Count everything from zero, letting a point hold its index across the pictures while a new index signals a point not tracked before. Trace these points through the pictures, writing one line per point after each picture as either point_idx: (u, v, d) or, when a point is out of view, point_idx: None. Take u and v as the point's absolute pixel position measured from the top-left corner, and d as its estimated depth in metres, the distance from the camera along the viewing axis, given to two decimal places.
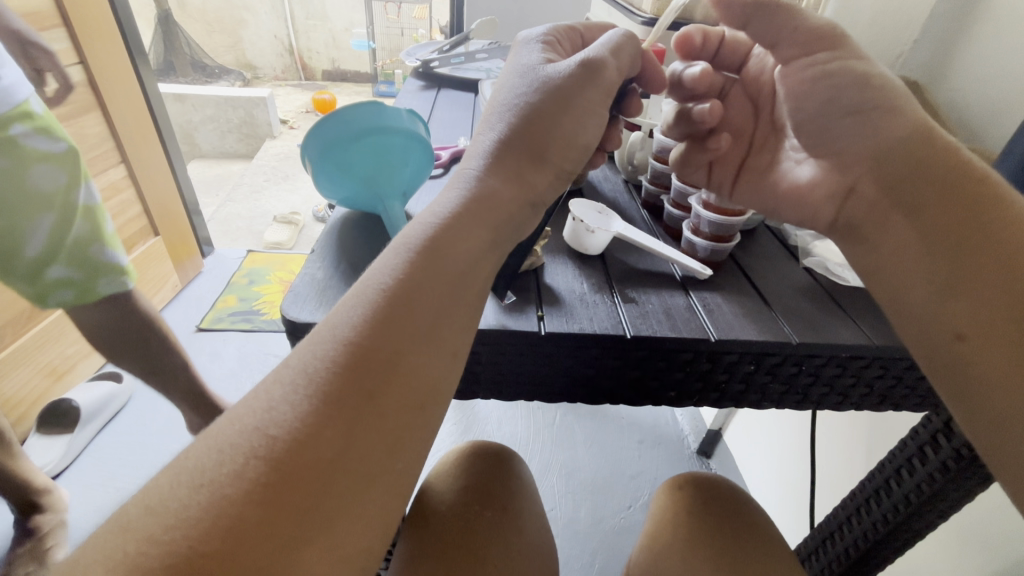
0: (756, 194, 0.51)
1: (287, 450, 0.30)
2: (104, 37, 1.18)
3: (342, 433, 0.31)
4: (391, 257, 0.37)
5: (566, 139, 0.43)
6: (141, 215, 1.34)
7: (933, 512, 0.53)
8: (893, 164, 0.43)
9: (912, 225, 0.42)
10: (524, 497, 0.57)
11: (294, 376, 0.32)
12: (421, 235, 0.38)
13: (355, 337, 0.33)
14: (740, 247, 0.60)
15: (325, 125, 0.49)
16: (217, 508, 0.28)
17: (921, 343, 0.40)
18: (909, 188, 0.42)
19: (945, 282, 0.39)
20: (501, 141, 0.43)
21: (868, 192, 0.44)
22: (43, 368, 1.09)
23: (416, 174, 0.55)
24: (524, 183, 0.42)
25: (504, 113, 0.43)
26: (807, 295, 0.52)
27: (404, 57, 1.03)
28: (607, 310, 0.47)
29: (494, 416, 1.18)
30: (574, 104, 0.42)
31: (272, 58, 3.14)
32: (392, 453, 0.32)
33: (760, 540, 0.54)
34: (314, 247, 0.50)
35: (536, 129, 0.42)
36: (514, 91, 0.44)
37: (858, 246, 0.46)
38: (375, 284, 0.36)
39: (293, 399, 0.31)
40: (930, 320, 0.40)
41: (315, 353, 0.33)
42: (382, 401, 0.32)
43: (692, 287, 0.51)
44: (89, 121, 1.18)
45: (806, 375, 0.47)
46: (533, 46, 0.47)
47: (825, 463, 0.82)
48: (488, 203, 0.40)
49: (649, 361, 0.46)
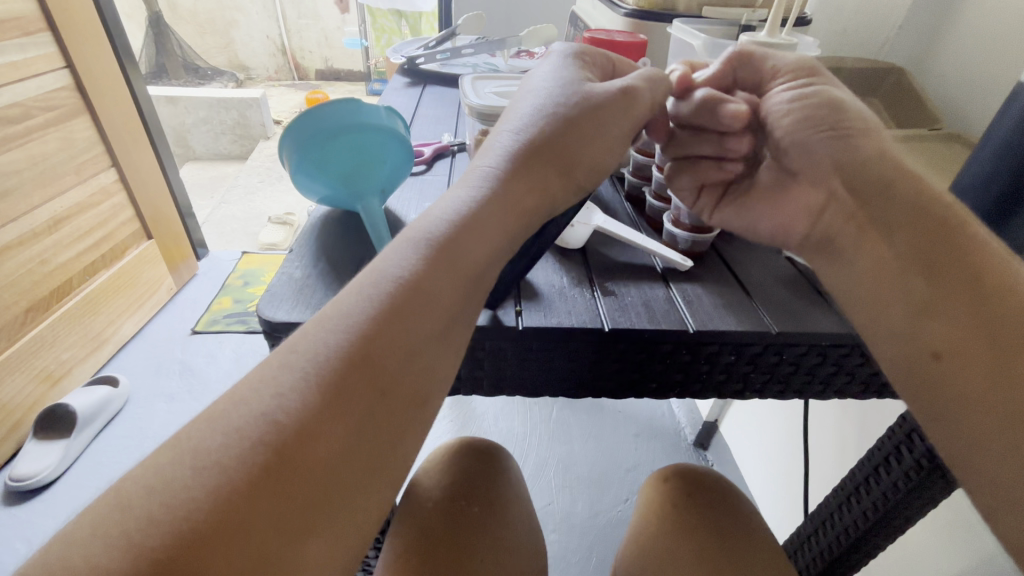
0: (740, 214, 0.46)
1: (293, 442, 0.28)
2: (92, 41, 1.16)
3: (350, 426, 0.29)
4: (408, 252, 0.35)
5: (598, 150, 0.40)
6: (134, 218, 1.32)
7: (922, 498, 0.52)
8: (863, 181, 0.40)
9: (886, 244, 0.40)
10: (506, 493, 0.55)
11: (305, 362, 0.30)
12: (437, 232, 0.36)
13: (368, 328, 0.31)
14: (721, 237, 0.53)
15: (305, 119, 0.47)
16: (219, 497, 0.26)
17: (896, 361, 0.39)
18: (883, 205, 0.40)
19: (922, 301, 0.38)
20: (525, 142, 0.39)
21: (846, 204, 0.42)
22: (38, 374, 1.08)
23: (396, 172, 0.53)
24: (548, 188, 0.39)
25: (525, 120, 0.40)
26: (790, 285, 0.46)
27: (391, 54, 1.01)
28: (585, 303, 0.43)
29: (490, 411, 1.17)
30: (609, 126, 0.40)
31: (264, 59, 3.35)
32: (391, 450, 0.31)
33: (749, 533, 0.52)
34: (292, 246, 0.47)
35: (564, 143, 0.39)
36: (542, 97, 0.41)
37: (831, 263, 0.43)
38: (389, 275, 0.34)
39: (304, 388, 0.29)
40: (907, 338, 0.38)
41: (328, 335, 0.31)
42: (392, 398, 0.31)
43: (673, 279, 0.46)
44: (77, 126, 1.15)
45: (787, 364, 0.43)
46: (574, 66, 0.43)
47: (818, 455, 0.81)
48: (508, 196, 0.38)
49: (629, 353, 0.42)
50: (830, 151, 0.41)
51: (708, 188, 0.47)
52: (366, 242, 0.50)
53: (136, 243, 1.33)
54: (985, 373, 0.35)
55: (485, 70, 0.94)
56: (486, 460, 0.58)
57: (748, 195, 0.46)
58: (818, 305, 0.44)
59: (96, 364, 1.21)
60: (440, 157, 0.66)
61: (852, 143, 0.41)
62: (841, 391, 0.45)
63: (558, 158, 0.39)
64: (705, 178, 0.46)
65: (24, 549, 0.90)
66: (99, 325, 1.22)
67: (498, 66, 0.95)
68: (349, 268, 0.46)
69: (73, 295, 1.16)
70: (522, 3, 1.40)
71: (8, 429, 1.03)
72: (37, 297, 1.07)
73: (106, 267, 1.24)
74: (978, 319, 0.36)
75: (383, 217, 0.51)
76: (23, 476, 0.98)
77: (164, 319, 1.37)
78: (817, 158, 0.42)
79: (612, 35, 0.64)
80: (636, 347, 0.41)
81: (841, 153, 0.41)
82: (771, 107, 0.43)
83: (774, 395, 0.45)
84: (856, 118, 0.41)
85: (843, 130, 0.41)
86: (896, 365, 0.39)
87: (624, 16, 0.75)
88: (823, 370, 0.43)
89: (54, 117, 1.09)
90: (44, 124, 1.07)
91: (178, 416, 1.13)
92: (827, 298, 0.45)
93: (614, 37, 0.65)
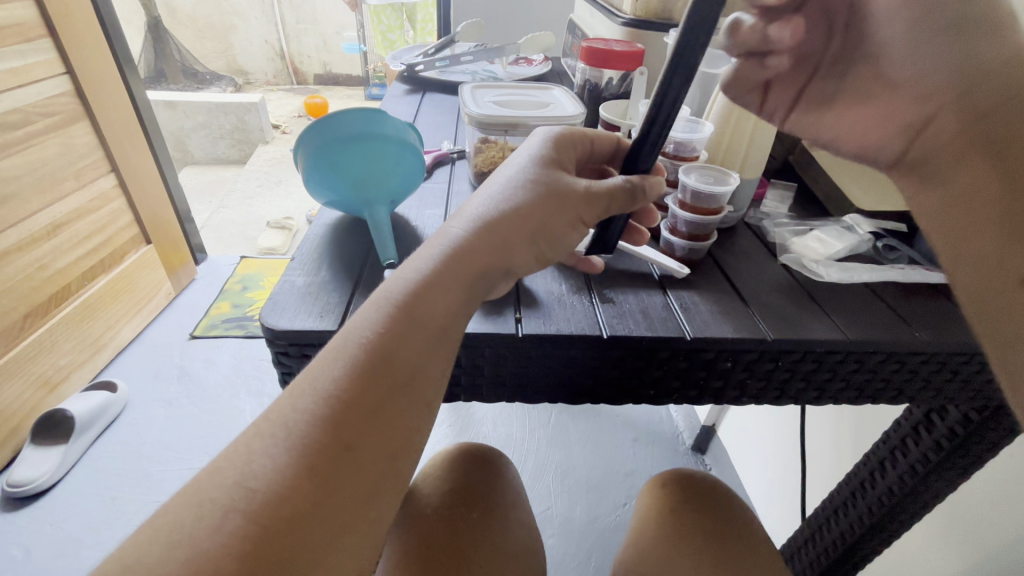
0: (813, 123, 0.46)
1: (267, 507, 0.29)
2: (92, 46, 1.17)
3: (320, 484, 0.30)
4: (371, 314, 0.35)
5: (555, 238, 0.39)
6: (133, 223, 1.32)
7: (917, 502, 0.52)
8: (981, 91, 0.36)
9: (993, 164, 0.36)
10: (506, 498, 0.56)
11: (274, 429, 0.31)
12: (400, 293, 0.35)
13: (333, 392, 0.32)
14: (718, 244, 0.54)
15: (332, 122, 0.49)
16: (194, 563, 0.27)
17: (976, 288, 0.36)
18: (1001, 117, 0.36)
19: (1013, 228, 0.34)
20: (494, 210, 0.38)
21: (947, 124, 0.38)
22: (36, 380, 1.08)
23: (406, 186, 0.53)
24: (508, 255, 0.38)
25: (500, 187, 0.39)
26: (785, 292, 0.47)
27: (390, 60, 1.02)
28: (584, 310, 0.43)
29: (489, 416, 1.17)
30: (574, 208, 0.39)
31: (263, 64, 3.37)
32: (367, 501, 0.31)
33: (745, 539, 0.52)
34: (296, 253, 0.48)
35: (533, 218, 0.38)
36: (518, 169, 0.40)
37: (918, 184, 0.41)
38: (355, 337, 0.34)
39: (278, 455, 0.30)
40: (995, 267, 0.35)
41: (296, 406, 0.32)
42: (360, 451, 0.31)
43: (670, 287, 0.47)
44: (77, 131, 1.15)
45: (783, 371, 0.43)
46: (562, 141, 0.42)
47: (815, 459, 0.81)
48: (464, 263, 0.36)
49: (627, 362, 0.42)
50: (947, 55, 0.37)
51: (775, 94, 0.46)
52: (368, 251, 0.50)
53: (135, 248, 1.33)
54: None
55: (484, 78, 0.95)
56: (484, 465, 0.58)
57: (833, 101, 0.45)
58: (812, 312, 0.44)
59: (94, 369, 1.21)
60: (439, 165, 0.66)
61: (983, 43, 0.36)
62: (836, 397, 0.46)
63: (525, 235, 0.38)
64: (765, 77, 0.45)
65: (22, 556, 0.90)
66: (98, 330, 1.22)
67: (497, 74, 0.96)
68: (353, 276, 0.46)
69: (71, 301, 1.15)
70: (519, 9, 1.41)
71: (5, 435, 1.03)
72: (36, 303, 1.08)
73: (104, 273, 1.24)
74: None
75: (388, 225, 0.50)
76: (19, 482, 0.98)
77: (163, 324, 1.37)
78: (922, 64, 0.39)
79: (610, 44, 0.65)
80: (635, 354, 0.42)
81: (957, 60, 0.37)
82: None
83: (770, 400, 0.46)
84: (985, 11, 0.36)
85: (969, 30, 0.36)
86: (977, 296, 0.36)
87: (621, 25, 0.75)
88: (818, 377, 0.44)
89: (54, 123, 1.09)
90: (44, 130, 1.07)
91: (177, 422, 1.14)
92: (821, 305, 0.45)
93: (611, 46, 0.66)
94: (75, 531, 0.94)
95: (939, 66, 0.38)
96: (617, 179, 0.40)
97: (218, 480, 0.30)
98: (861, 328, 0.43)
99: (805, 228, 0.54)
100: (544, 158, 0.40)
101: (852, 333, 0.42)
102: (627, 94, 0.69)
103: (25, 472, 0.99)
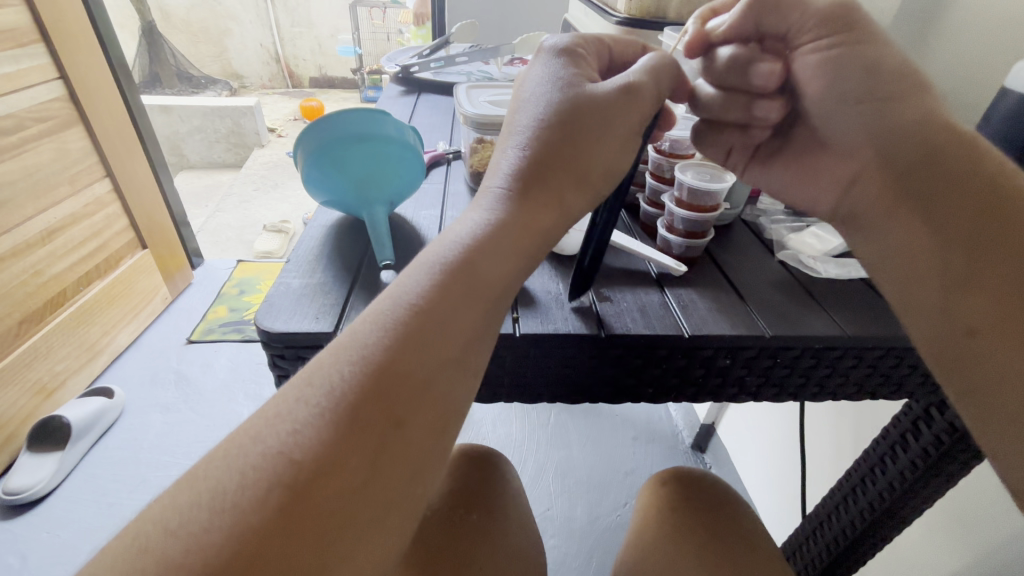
0: (771, 176, 0.49)
1: (311, 479, 0.26)
2: (84, 51, 1.16)
3: (366, 462, 0.28)
4: (419, 276, 0.33)
5: (596, 166, 0.37)
6: (128, 228, 1.31)
7: (918, 497, 0.52)
8: (902, 152, 0.40)
9: (925, 221, 0.39)
10: (505, 500, 0.56)
11: (320, 396, 0.29)
12: (447, 253, 0.34)
13: (380, 358, 0.30)
14: (715, 241, 0.54)
15: (335, 121, 0.49)
16: (238, 536, 0.25)
17: (929, 335, 0.38)
18: (924, 180, 0.39)
19: (953, 281, 0.37)
20: (529, 157, 0.36)
21: (872, 188, 0.42)
22: (32, 386, 1.07)
23: (405, 189, 0.53)
24: (564, 204, 0.37)
25: (530, 133, 0.37)
26: (781, 288, 0.47)
27: (385, 62, 1.01)
28: (582, 308, 0.43)
29: (488, 418, 1.17)
30: (612, 128, 0.37)
31: (258, 67, 3.37)
32: (411, 483, 0.29)
33: (748, 539, 0.52)
34: (292, 255, 0.48)
35: (571, 153, 0.36)
36: (538, 106, 0.37)
37: (861, 237, 0.44)
38: (403, 300, 0.32)
39: (321, 416, 0.28)
40: (943, 314, 0.38)
41: (341, 374, 0.29)
42: (408, 428, 0.29)
43: (668, 285, 0.47)
44: (71, 136, 1.15)
45: (782, 367, 0.43)
46: (575, 51, 0.39)
47: (815, 456, 0.81)
48: (528, 218, 0.36)
49: (625, 360, 0.42)
50: (869, 121, 0.40)
51: (738, 154, 0.48)
52: (366, 251, 0.50)
53: (131, 253, 1.33)
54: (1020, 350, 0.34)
55: (478, 78, 0.95)
56: (482, 465, 0.58)
57: (784, 153, 0.47)
58: (811, 308, 0.44)
59: (90, 375, 1.20)
60: (436, 166, 0.66)
61: (899, 108, 0.39)
62: (835, 393, 0.46)
63: (569, 178, 0.37)
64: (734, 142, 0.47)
65: (19, 564, 0.90)
66: (93, 336, 1.21)
67: (492, 74, 0.96)
68: (350, 278, 0.46)
69: (67, 306, 1.15)
70: (513, 11, 1.42)
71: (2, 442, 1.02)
72: (31, 309, 1.07)
73: (100, 278, 1.23)
74: (1009, 307, 0.35)
75: (386, 226, 0.50)
76: (17, 489, 0.97)
77: (160, 328, 1.36)
78: (850, 126, 0.41)
79: None
80: (634, 352, 0.42)
81: (876, 125, 0.40)
82: (800, 63, 0.41)
83: (771, 396, 0.46)
84: (899, 82, 0.39)
85: (883, 100, 0.39)
86: (930, 342, 0.38)
87: (615, 24, 0.75)
88: (818, 373, 0.44)
89: (48, 128, 1.09)
90: (37, 135, 1.06)
91: (173, 427, 1.13)
92: (818, 301, 0.45)
93: None
94: (73, 538, 0.94)
95: (858, 130, 0.41)
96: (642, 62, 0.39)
97: (261, 448, 0.27)
98: (860, 323, 0.42)
99: (802, 224, 0.54)
100: (561, 82, 0.37)
101: (852, 329, 0.42)
102: None
103: (23, 479, 0.98)
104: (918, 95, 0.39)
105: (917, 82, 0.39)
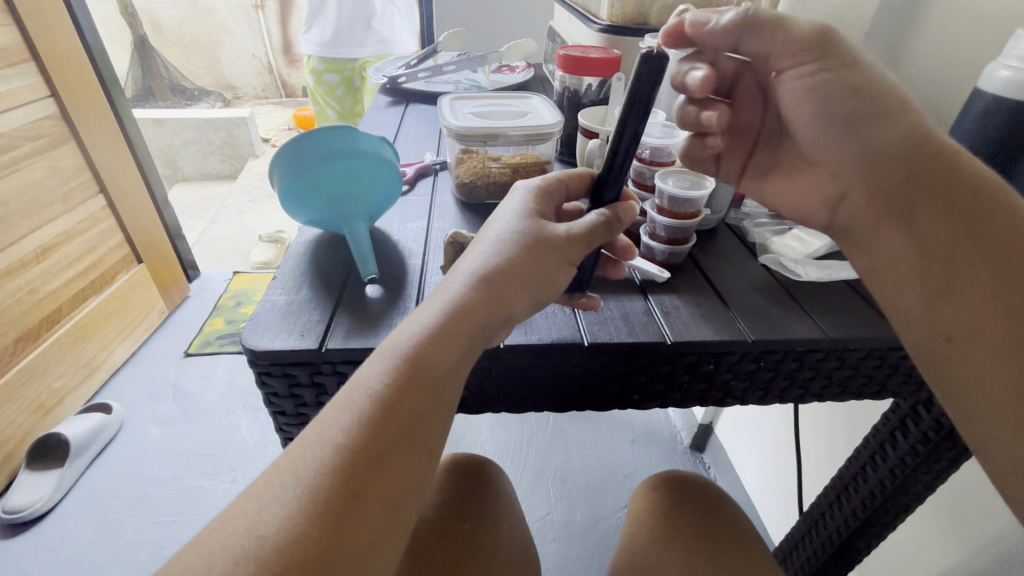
0: (760, 187, 0.49)
1: (285, 550, 0.28)
2: (76, 70, 1.17)
3: (328, 535, 0.29)
4: (375, 363, 0.34)
5: (547, 280, 0.37)
6: (124, 242, 1.32)
7: (909, 494, 0.52)
8: (885, 168, 0.40)
9: (906, 233, 0.40)
10: (499, 508, 0.56)
11: (285, 478, 0.31)
12: (402, 350, 0.34)
13: (349, 444, 0.31)
14: (700, 246, 0.54)
15: (305, 140, 0.49)
16: None
17: (911, 336, 0.40)
18: (903, 193, 0.40)
19: (936, 291, 0.38)
20: (492, 263, 0.36)
21: (860, 199, 0.42)
22: (30, 405, 1.08)
23: (386, 198, 0.54)
24: (509, 308, 0.36)
25: (494, 245, 0.37)
26: (764, 292, 0.47)
27: (373, 73, 1.02)
28: (566, 317, 0.44)
29: (486, 424, 1.17)
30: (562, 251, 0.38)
31: (251, 78, 3.38)
32: (374, 548, 0.30)
33: (738, 537, 0.53)
34: (277, 273, 0.48)
35: (528, 265, 0.36)
36: (505, 226, 0.38)
37: (851, 246, 0.44)
38: (363, 388, 0.33)
39: (323, 463, 0.31)
40: (920, 321, 0.39)
41: (306, 457, 0.31)
42: (368, 498, 0.31)
43: (650, 291, 0.47)
44: (63, 154, 1.15)
45: (766, 371, 0.44)
46: (548, 190, 0.41)
47: (810, 456, 0.82)
48: (475, 315, 0.35)
49: (606, 369, 0.43)
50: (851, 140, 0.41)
51: (726, 163, 0.50)
52: (352, 266, 0.50)
53: (127, 268, 1.33)
54: (995, 345, 0.36)
55: (466, 87, 0.95)
56: (473, 475, 0.58)
57: (775, 171, 0.48)
58: (792, 312, 0.44)
59: (89, 391, 1.21)
60: (423, 176, 0.67)
61: (883, 128, 0.39)
62: (820, 394, 0.46)
63: (521, 285, 0.36)
64: (715, 151, 0.49)
65: None
66: (91, 352, 1.21)
67: (480, 82, 0.96)
68: (335, 292, 0.46)
69: (63, 323, 1.15)
70: (504, 17, 1.42)
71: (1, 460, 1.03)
72: (27, 327, 1.07)
73: (95, 294, 1.23)
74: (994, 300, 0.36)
75: (368, 238, 0.51)
76: (16, 508, 0.97)
77: (157, 343, 1.36)
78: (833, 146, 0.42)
79: (587, 51, 0.66)
80: (616, 361, 0.42)
81: (860, 145, 0.40)
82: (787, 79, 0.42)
83: (756, 399, 0.46)
84: (882, 99, 0.39)
85: (867, 119, 0.40)
86: (914, 341, 0.40)
87: (599, 31, 0.76)
88: (801, 376, 0.44)
89: (39, 147, 1.09)
90: (29, 154, 1.07)
91: (173, 441, 1.13)
92: (802, 306, 0.45)
93: (588, 53, 0.66)
94: (71, 555, 0.94)
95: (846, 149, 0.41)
96: (589, 215, 0.39)
97: (235, 529, 0.30)
98: (843, 327, 0.43)
99: (785, 227, 0.55)
100: (530, 212, 0.39)
101: (833, 331, 0.42)
102: (606, 99, 0.69)
103: (21, 497, 0.98)
104: (908, 111, 0.39)
105: (903, 99, 0.39)
